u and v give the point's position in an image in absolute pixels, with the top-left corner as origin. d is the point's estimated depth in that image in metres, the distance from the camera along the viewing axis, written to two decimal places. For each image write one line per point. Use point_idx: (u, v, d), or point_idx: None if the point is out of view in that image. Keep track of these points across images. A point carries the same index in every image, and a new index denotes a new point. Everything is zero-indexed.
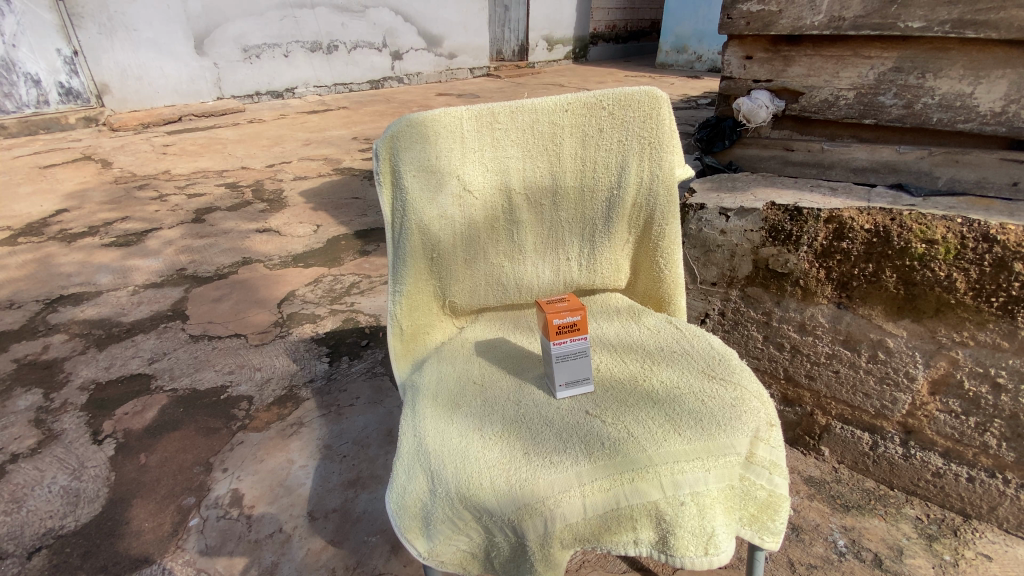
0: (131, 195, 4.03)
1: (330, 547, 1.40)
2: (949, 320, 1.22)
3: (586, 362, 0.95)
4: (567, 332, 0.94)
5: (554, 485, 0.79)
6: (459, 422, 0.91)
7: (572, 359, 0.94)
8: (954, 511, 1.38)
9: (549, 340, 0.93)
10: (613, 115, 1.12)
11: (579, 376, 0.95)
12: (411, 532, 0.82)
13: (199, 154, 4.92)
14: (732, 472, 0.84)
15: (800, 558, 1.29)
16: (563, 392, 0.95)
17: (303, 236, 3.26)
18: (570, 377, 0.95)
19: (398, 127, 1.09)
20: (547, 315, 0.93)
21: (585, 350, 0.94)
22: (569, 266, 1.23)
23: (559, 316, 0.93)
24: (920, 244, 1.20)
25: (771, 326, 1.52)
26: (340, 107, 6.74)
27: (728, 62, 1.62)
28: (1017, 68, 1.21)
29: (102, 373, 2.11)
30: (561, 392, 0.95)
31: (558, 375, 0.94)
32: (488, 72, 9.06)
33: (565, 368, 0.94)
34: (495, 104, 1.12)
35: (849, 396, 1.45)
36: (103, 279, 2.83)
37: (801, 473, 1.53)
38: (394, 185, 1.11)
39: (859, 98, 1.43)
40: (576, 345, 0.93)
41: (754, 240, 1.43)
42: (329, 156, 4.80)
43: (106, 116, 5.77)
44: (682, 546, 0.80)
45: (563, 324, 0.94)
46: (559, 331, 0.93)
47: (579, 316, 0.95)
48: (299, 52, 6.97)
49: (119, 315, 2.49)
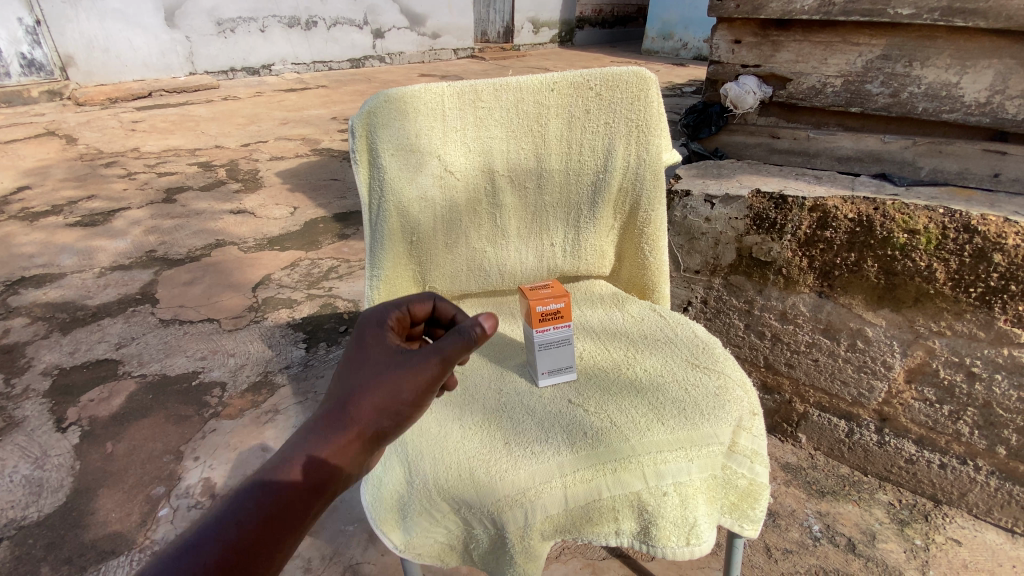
0: (97, 173, 3.86)
1: (306, 537, 1.36)
2: (927, 310, 1.24)
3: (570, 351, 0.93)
4: (550, 320, 0.91)
5: (535, 475, 0.77)
6: (438, 411, 0.88)
7: (557, 348, 0.91)
8: (925, 497, 1.41)
9: (531, 328, 0.90)
10: (600, 96, 1.09)
11: (564, 366, 0.93)
12: (387, 524, 0.79)
13: (171, 132, 4.73)
14: (715, 461, 0.83)
15: (776, 543, 1.31)
16: (545, 380, 0.93)
17: (279, 218, 3.16)
18: (553, 366, 0.93)
19: (375, 103, 1.04)
20: (530, 303, 0.91)
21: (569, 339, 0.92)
22: (552, 252, 1.20)
23: (542, 303, 0.91)
24: (902, 233, 1.20)
25: (753, 315, 1.52)
26: (320, 85, 6.53)
27: (716, 45, 1.59)
28: (1003, 59, 1.22)
29: (66, 358, 2.02)
30: (543, 379, 0.93)
31: (542, 365, 0.91)
32: (473, 53, 8.82)
33: (549, 358, 0.91)
34: (478, 82, 1.07)
35: (827, 384, 1.46)
36: (67, 260, 2.71)
37: (779, 460, 1.55)
38: (372, 164, 1.06)
39: (846, 85, 1.42)
40: (560, 332, 0.91)
41: (739, 228, 1.42)
42: (307, 136, 4.66)
43: (72, 90, 5.52)
44: (663, 536, 0.78)
45: (546, 311, 0.92)
46: (542, 319, 0.91)
47: (564, 304, 0.92)
48: (275, 28, 6.73)
49: (84, 298, 2.39)
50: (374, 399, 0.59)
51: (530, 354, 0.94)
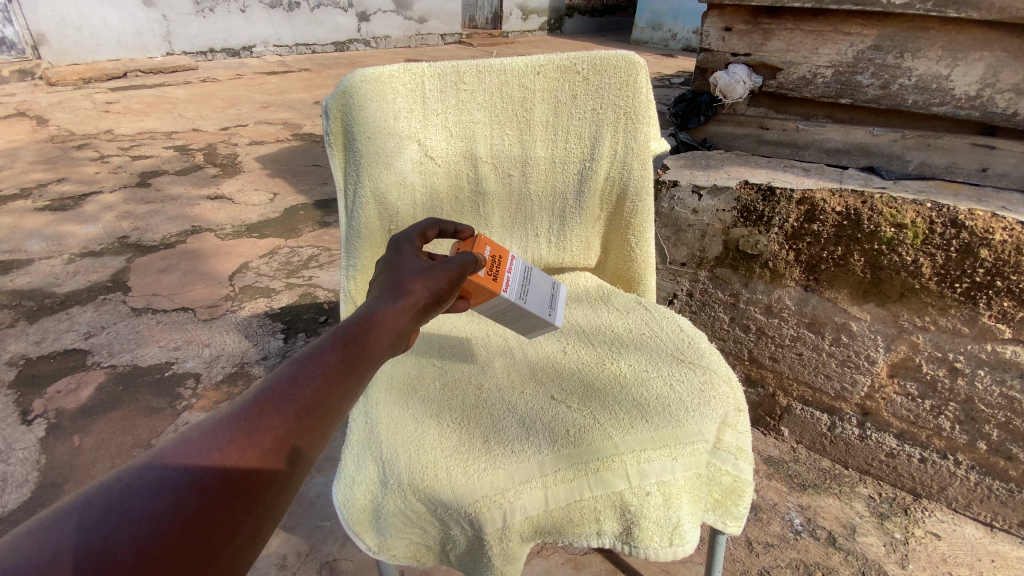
0: (68, 155, 3.71)
1: (281, 533, 1.29)
2: (912, 305, 1.23)
3: (536, 281, 0.89)
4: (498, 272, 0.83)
5: (514, 475, 0.74)
6: (415, 407, 0.85)
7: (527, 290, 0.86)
8: (904, 490, 1.42)
9: (500, 295, 0.82)
10: (587, 80, 1.05)
11: (547, 290, 0.91)
12: (360, 525, 0.76)
13: (146, 114, 4.57)
14: (699, 460, 0.80)
15: (758, 537, 1.30)
16: (556, 317, 0.90)
17: (258, 205, 3.07)
18: (543, 302, 0.89)
19: (350, 82, 0.98)
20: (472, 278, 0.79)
21: (525, 272, 0.87)
22: (537, 243, 1.17)
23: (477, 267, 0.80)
24: (890, 228, 1.19)
25: (738, 308, 1.50)
26: (302, 68, 6.36)
27: (705, 33, 1.55)
28: (995, 51, 1.21)
29: (32, 348, 1.94)
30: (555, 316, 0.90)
31: (539, 313, 0.87)
32: (460, 39, 8.67)
33: (534, 304, 0.87)
34: (460, 62, 1.03)
35: (810, 378, 1.46)
36: (34, 246, 2.60)
37: (761, 453, 1.54)
38: (347, 148, 1.01)
39: (837, 76, 1.40)
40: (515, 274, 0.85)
41: (726, 220, 1.39)
42: (288, 121, 4.54)
43: (44, 70, 5.31)
44: (646, 536, 0.75)
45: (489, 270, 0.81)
46: (494, 278, 0.82)
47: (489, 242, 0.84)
48: (256, 8, 6.53)
49: (52, 285, 2.29)
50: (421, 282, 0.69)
51: (511, 316, 0.88)
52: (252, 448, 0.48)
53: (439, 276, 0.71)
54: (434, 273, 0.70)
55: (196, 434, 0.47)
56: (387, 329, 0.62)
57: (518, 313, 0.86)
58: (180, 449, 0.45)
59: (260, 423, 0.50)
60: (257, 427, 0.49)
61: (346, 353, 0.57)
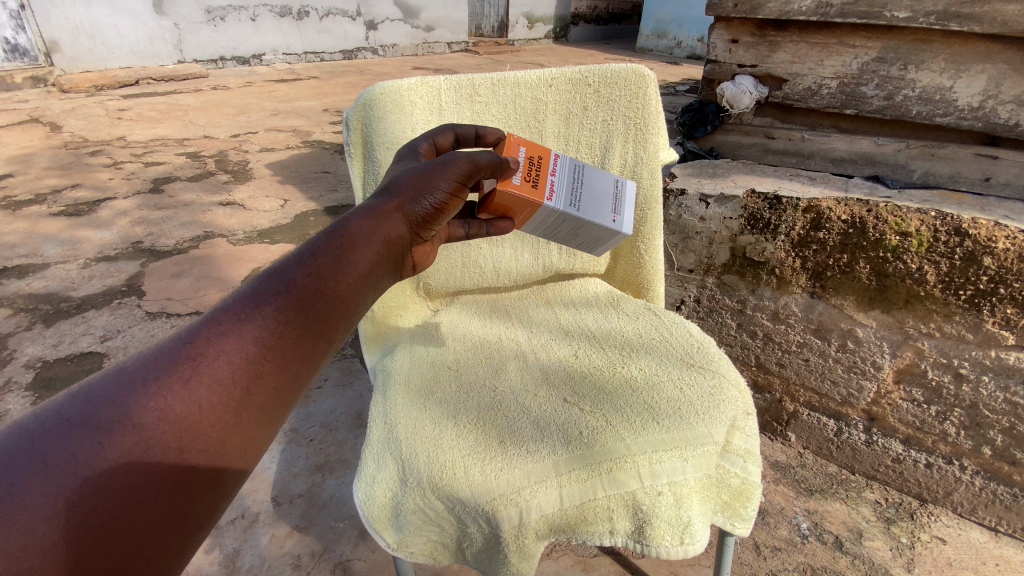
0: (83, 162, 3.78)
1: (295, 533, 1.31)
2: (917, 312, 1.25)
3: (588, 184, 0.90)
4: (540, 177, 0.86)
5: (530, 475, 0.77)
6: (431, 408, 0.88)
7: (577, 196, 0.88)
8: (911, 495, 1.43)
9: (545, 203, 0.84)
10: (598, 93, 1.09)
11: (603, 190, 0.91)
12: (380, 523, 0.78)
13: (158, 121, 4.64)
14: (710, 461, 0.83)
15: (765, 540, 1.32)
16: (622, 223, 0.91)
17: (270, 211, 3.12)
18: (599, 206, 0.90)
19: (370, 95, 1.02)
20: (510, 187, 0.82)
21: (569, 175, 0.89)
22: (548, 249, 1.21)
23: (514, 175, 0.83)
24: (895, 236, 1.21)
25: (745, 314, 1.53)
26: (311, 76, 6.45)
27: (713, 44, 1.60)
28: (997, 64, 1.24)
29: (49, 351, 1.98)
30: (621, 224, 0.90)
31: (597, 218, 0.88)
32: (467, 48, 8.76)
33: (588, 209, 0.88)
34: (475, 76, 1.07)
35: (817, 384, 1.48)
36: (50, 251, 2.65)
37: (768, 458, 1.56)
38: (366, 158, 1.05)
39: (842, 87, 1.43)
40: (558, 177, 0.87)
41: (733, 227, 1.42)
42: (298, 128, 4.60)
43: (57, 77, 5.40)
44: (657, 535, 0.78)
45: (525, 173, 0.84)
46: (537, 185, 0.84)
47: (524, 145, 0.87)
48: (267, 17, 6.63)
49: (68, 290, 2.34)
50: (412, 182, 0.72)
51: (569, 227, 0.89)
52: (193, 389, 0.51)
53: (437, 176, 0.72)
54: (428, 177, 0.72)
55: (125, 372, 0.49)
56: (360, 258, 0.64)
57: (573, 222, 0.88)
58: (108, 387, 0.48)
59: (200, 364, 0.52)
60: (198, 369, 0.51)
61: (309, 285, 0.59)
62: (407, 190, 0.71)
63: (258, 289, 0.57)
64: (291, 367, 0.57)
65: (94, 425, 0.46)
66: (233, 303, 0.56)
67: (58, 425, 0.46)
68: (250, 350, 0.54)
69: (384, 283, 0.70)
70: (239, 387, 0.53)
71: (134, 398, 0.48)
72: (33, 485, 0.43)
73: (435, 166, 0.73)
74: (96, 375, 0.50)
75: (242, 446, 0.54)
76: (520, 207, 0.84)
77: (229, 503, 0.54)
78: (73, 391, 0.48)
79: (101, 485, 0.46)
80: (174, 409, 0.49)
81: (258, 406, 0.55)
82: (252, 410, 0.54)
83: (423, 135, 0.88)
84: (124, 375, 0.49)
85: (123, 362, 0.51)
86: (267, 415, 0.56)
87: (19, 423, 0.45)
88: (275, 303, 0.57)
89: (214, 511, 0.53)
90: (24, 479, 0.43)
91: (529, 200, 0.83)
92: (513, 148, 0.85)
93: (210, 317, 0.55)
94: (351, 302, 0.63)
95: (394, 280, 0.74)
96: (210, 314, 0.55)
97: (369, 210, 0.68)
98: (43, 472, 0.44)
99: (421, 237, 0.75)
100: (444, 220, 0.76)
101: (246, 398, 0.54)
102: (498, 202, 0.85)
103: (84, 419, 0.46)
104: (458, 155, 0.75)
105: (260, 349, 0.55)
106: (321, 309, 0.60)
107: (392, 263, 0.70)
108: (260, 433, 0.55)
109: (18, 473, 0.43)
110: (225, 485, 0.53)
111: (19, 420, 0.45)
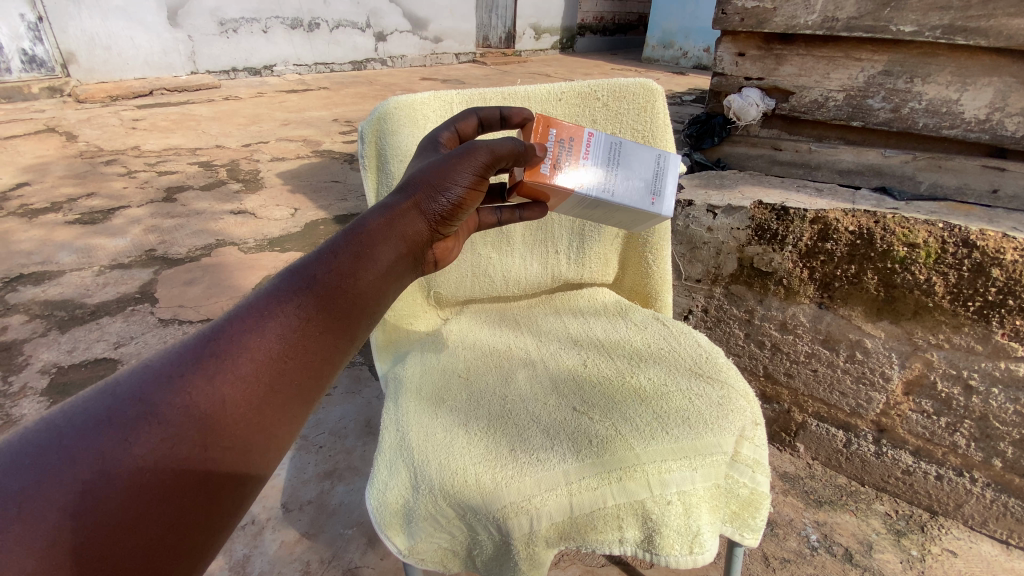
0: (97, 171, 3.85)
1: (304, 540, 1.32)
2: (926, 323, 1.25)
3: (625, 161, 0.90)
4: (571, 162, 0.88)
5: (541, 483, 0.78)
6: (444, 417, 0.89)
7: (611, 177, 0.89)
8: (921, 508, 1.42)
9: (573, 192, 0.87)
10: (607, 106, 1.11)
11: (640, 164, 0.90)
12: (392, 528, 0.80)
13: (171, 131, 4.72)
14: (719, 471, 0.83)
15: (774, 552, 1.31)
16: (661, 205, 0.90)
17: (280, 219, 3.16)
18: (636, 184, 0.89)
19: (384, 109, 1.05)
20: (537, 177, 0.85)
21: (605, 155, 0.89)
22: (557, 259, 1.23)
23: (542, 163, 0.86)
24: (903, 247, 1.21)
25: (753, 324, 1.53)
26: (321, 87, 6.55)
27: (720, 57, 1.63)
28: (1003, 77, 1.25)
29: (64, 357, 2.01)
30: (660, 207, 0.90)
31: (631, 199, 0.89)
32: (474, 58, 8.85)
33: (621, 192, 0.88)
34: (486, 89, 1.09)
35: (825, 394, 1.48)
36: (66, 258, 2.69)
37: (777, 469, 1.56)
38: (380, 170, 1.07)
39: (848, 100, 1.45)
40: (590, 160, 0.88)
41: (741, 238, 1.43)
42: (308, 138, 4.67)
43: (73, 88, 5.50)
44: (667, 544, 0.78)
45: (556, 159, 0.87)
46: (566, 172, 0.87)
47: (554, 127, 0.88)
48: (278, 29, 6.76)
49: (83, 297, 2.38)
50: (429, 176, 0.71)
51: (604, 209, 0.91)
52: (217, 387, 0.52)
53: (455, 170, 0.73)
54: (447, 171, 0.72)
55: (149, 372, 0.51)
56: (377, 255, 0.65)
57: (607, 206, 0.90)
58: (134, 385, 0.50)
59: (221, 363, 0.53)
60: (220, 368, 0.53)
61: (329, 285, 0.60)
62: (424, 186, 0.71)
63: (278, 288, 0.59)
64: (311, 367, 0.59)
65: (121, 423, 0.48)
66: (253, 302, 0.58)
67: (85, 422, 0.48)
68: (271, 349, 0.56)
69: (403, 280, 0.70)
70: (260, 386, 0.55)
71: (160, 396, 0.50)
72: (62, 481, 0.45)
73: (453, 159, 0.73)
74: (122, 372, 0.52)
75: (263, 445, 0.55)
76: (549, 195, 0.88)
77: (250, 505, 0.55)
78: (101, 389, 0.50)
79: (126, 483, 0.47)
80: (198, 407, 0.51)
81: (279, 406, 0.56)
82: (273, 410, 0.56)
83: (447, 122, 0.88)
84: (149, 373, 0.51)
85: (148, 361, 0.53)
86: (286, 415, 0.57)
87: (48, 421, 0.47)
88: (294, 302, 0.58)
89: (236, 513, 0.54)
90: (54, 474, 0.45)
91: (556, 189, 0.86)
92: (543, 132, 0.87)
93: (232, 317, 0.56)
94: (370, 300, 0.64)
95: (414, 277, 0.74)
96: (231, 313, 0.57)
97: (385, 207, 0.68)
98: (71, 468, 0.46)
99: (440, 232, 0.74)
100: (462, 215, 0.76)
101: (267, 397, 0.55)
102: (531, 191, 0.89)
103: (111, 415, 0.48)
104: (479, 143, 0.75)
105: (280, 348, 0.56)
106: (339, 309, 0.61)
107: (410, 259, 0.70)
108: (282, 433, 0.57)
109: (49, 469, 0.45)
110: (249, 481, 0.55)
111: (50, 417, 0.48)
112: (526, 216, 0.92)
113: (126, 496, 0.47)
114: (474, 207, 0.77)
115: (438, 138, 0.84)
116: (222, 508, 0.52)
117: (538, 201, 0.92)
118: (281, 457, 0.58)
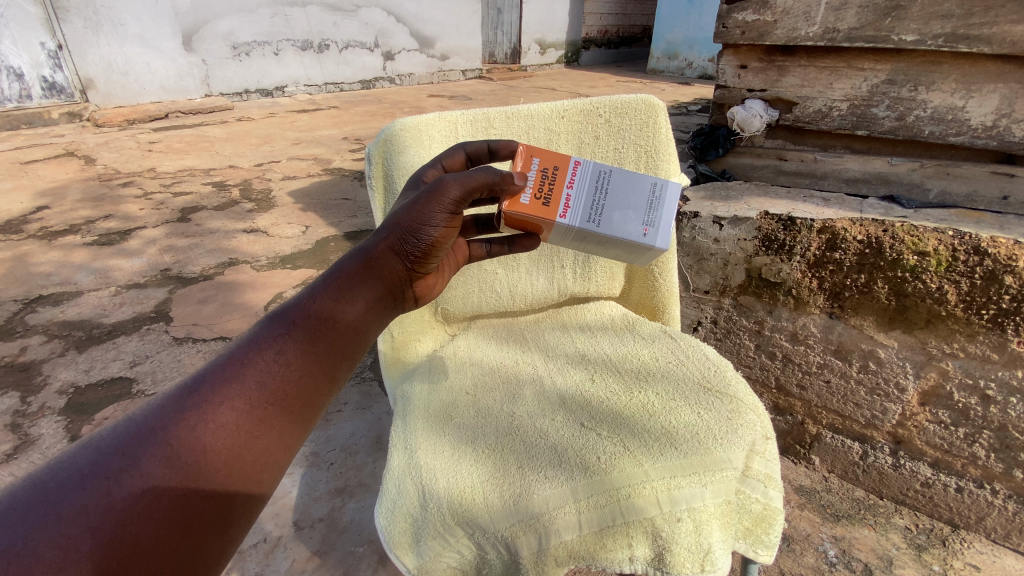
0: (114, 192, 3.94)
1: (315, 558, 1.32)
2: (939, 332, 1.23)
3: (613, 187, 0.89)
4: (555, 189, 0.89)
5: (548, 501, 0.77)
6: (449, 435, 0.89)
7: (597, 207, 0.88)
8: (942, 521, 1.39)
9: (555, 219, 0.88)
10: (609, 122, 1.12)
11: (629, 193, 0.89)
12: (401, 547, 0.79)
13: (186, 152, 4.83)
14: (729, 487, 0.82)
15: (791, 568, 1.28)
16: (656, 236, 0.88)
17: (292, 237, 3.21)
18: (624, 213, 0.89)
19: (391, 131, 1.08)
20: (519, 208, 0.88)
21: (592, 182, 0.89)
22: (563, 273, 1.24)
23: (523, 192, 0.88)
24: (913, 256, 1.20)
25: (764, 335, 1.52)
26: (332, 106, 6.68)
27: (722, 70, 1.65)
28: (1008, 83, 1.24)
29: (81, 376, 2.04)
30: (654, 238, 0.88)
31: (618, 230, 0.88)
32: (480, 74, 8.99)
33: (608, 220, 0.88)
34: (490, 109, 1.12)
35: (839, 406, 1.45)
36: (83, 279, 2.75)
37: (792, 482, 1.53)
38: (388, 190, 1.10)
39: (852, 109, 1.46)
40: (575, 188, 0.89)
41: (748, 249, 1.42)
42: (319, 156, 4.75)
43: (91, 112, 5.65)
44: (678, 563, 0.77)
45: (540, 186, 0.89)
46: (549, 202, 0.88)
47: (537, 155, 0.89)
48: (289, 51, 6.92)
49: (100, 316, 2.43)
50: (400, 217, 0.75)
51: (593, 239, 0.91)
52: (197, 435, 0.55)
53: (427, 211, 0.74)
54: (419, 209, 0.74)
55: (134, 424, 0.54)
56: (356, 299, 0.70)
57: (594, 236, 0.90)
58: (118, 438, 0.53)
59: (203, 412, 0.56)
60: (202, 417, 0.56)
61: (309, 325, 0.65)
62: (399, 228, 0.74)
63: (260, 334, 0.63)
64: (292, 410, 0.62)
65: (106, 475, 0.51)
66: (234, 351, 0.61)
67: (69, 477, 0.50)
68: (251, 395, 0.59)
69: (383, 317, 0.74)
70: (243, 430, 0.57)
71: (142, 447, 0.53)
72: (50, 534, 0.47)
73: (423, 198, 0.75)
74: (107, 427, 0.54)
75: (247, 483, 0.58)
76: (536, 223, 0.90)
77: (242, 537, 0.57)
78: (87, 443, 0.53)
79: (108, 536, 0.48)
80: (181, 456, 0.54)
81: (262, 451, 0.59)
82: (256, 456, 0.58)
83: (434, 158, 0.92)
84: (131, 428, 0.53)
85: (133, 413, 0.55)
86: (270, 453, 0.59)
87: (37, 477, 0.50)
88: (275, 347, 0.62)
89: (220, 556, 0.56)
90: (42, 528, 0.47)
91: (539, 217, 0.88)
92: (527, 162, 0.89)
93: (214, 365, 0.60)
94: (351, 340, 0.68)
95: (393, 314, 0.77)
96: (214, 361, 0.60)
97: (362, 253, 0.73)
98: (58, 522, 0.47)
99: (418, 271, 0.78)
100: (439, 252, 0.79)
101: (250, 442, 0.58)
102: (521, 220, 0.91)
103: (96, 470, 0.51)
104: (447, 179, 0.75)
105: (262, 394, 0.59)
106: (320, 350, 0.65)
107: (388, 298, 0.74)
108: (266, 473, 0.59)
109: (35, 523, 0.47)
110: (238, 512, 0.57)
111: (39, 473, 0.50)
112: (515, 248, 0.99)
113: (112, 542, 0.48)
114: (450, 242, 0.80)
115: (421, 177, 0.88)
116: (208, 552, 0.55)
117: (527, 233, 0.96)
118: (266, 497, 0.60)
